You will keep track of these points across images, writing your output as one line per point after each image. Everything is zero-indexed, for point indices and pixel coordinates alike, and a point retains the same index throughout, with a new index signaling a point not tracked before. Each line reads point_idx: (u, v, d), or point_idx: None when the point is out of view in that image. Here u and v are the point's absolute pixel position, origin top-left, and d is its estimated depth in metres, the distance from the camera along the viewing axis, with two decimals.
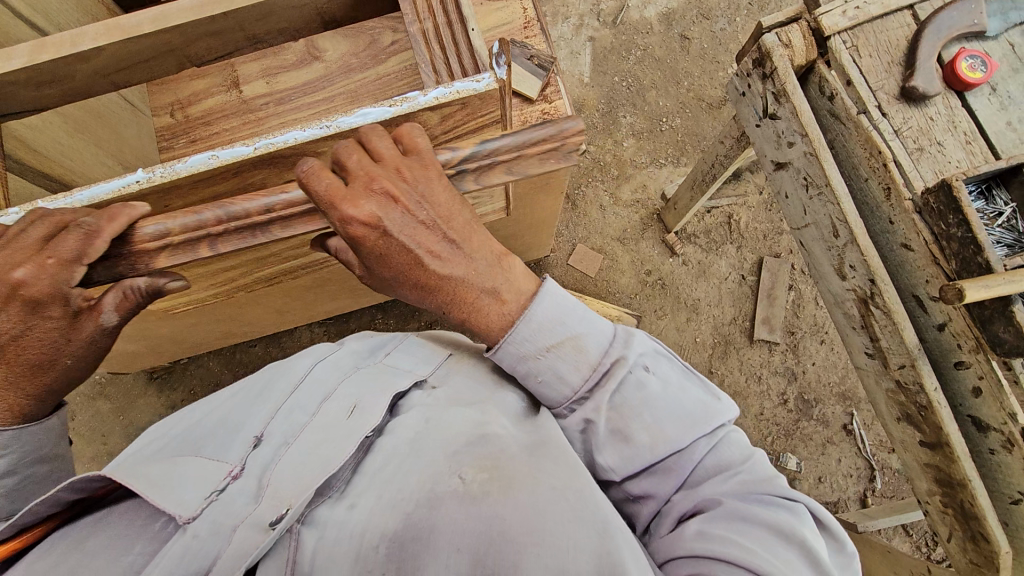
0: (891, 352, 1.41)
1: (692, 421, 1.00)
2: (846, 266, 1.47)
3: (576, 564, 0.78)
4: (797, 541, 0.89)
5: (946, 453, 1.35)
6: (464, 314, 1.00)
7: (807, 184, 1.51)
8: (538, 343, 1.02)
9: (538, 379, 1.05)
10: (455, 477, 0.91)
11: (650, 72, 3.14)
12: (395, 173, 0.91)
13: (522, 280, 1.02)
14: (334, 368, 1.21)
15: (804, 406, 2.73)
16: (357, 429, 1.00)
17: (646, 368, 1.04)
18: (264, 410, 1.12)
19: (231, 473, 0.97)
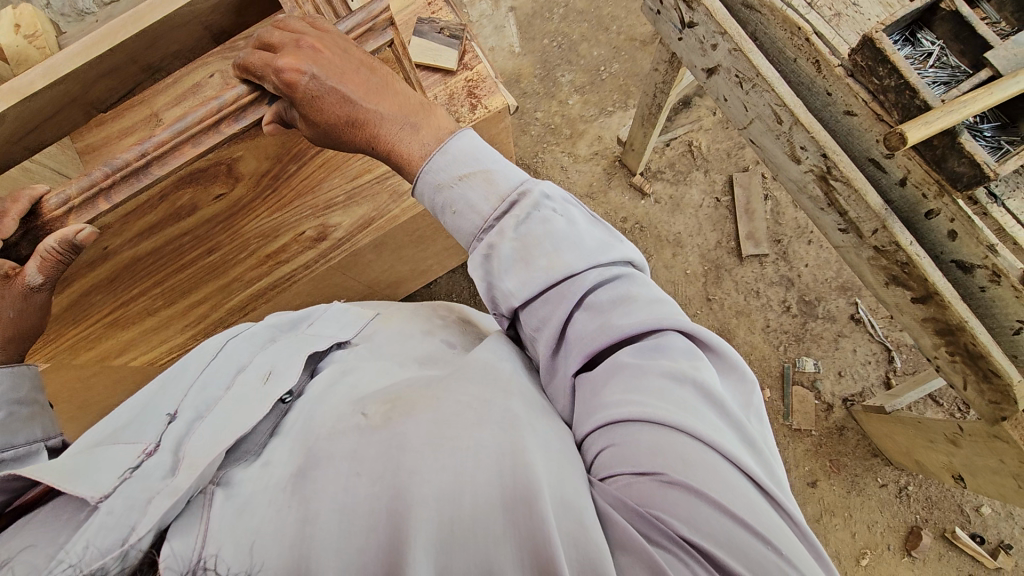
0: (862, 221, 1.41)
1: (591, 253, 0.98)
2: (798, 149, 1.46)
3: (479, 464, 0.78)
4: (696, 377, 0.87)
5: (938, 301, 1.35)
6: (389, 144, 1.04)
7: (740, 80, 1.51)
8: (452, 174, 1.01)
9: (453, 210, 1.02)
10: (358, 415, 0.90)
11: (576, 26, 3.13)
12: (318, 35, 1.07)
13: (440, 120, 1.07)
14: (249, 343, 1.23)
15: (808, 308, 2.73)
16: (271, 393, 1.01)
17: (554, 208, 1.01)
18: (178, 390, 1.10)
19: (145, 450, 0.91)
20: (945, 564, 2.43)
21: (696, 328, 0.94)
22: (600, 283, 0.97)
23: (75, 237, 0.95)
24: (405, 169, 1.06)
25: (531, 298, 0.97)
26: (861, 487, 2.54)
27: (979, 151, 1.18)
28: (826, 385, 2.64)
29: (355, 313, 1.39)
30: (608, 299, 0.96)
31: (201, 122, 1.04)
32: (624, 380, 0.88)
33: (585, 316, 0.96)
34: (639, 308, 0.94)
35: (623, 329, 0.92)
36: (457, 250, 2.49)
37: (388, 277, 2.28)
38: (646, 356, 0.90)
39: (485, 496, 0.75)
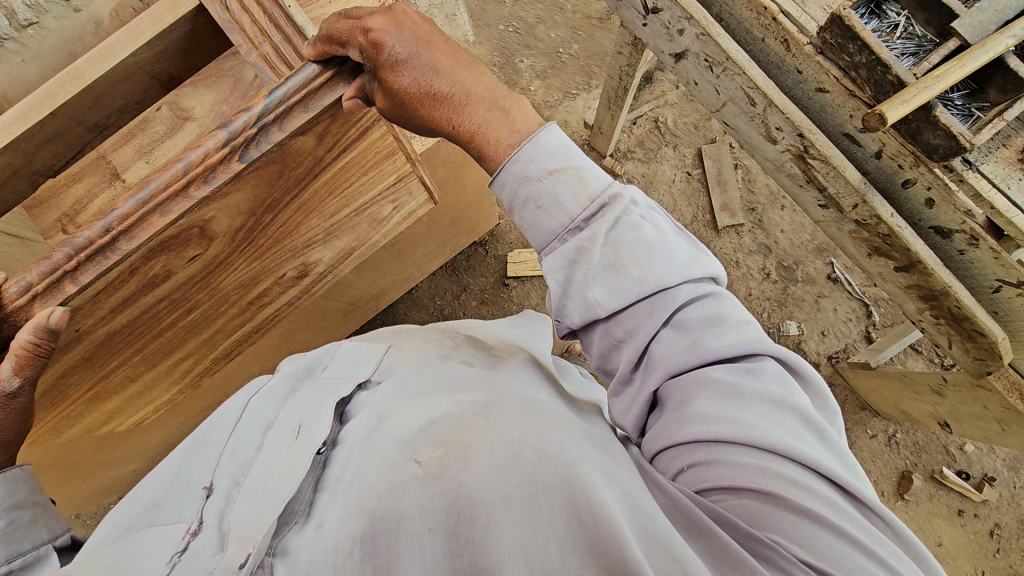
0: (842, 196, 1.41)
1: (683, 265, 0.93)
2: (773, 130, 1.46)
3: (549, 504, 0.74)
4: (791, 400, 0.83)
5: (921, 269, 1.38)
6: (473, 124, 0.97)
7: (710, 64, 1.48)
8: (544, 165, 0.95)
9: (538, 206, 0.95)
10: (413, 464, 0.85)
11: (530, 8, 3.05)
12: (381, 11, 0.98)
13: (530, 111, 0.99)
14: (268, 400, 1.20)
15: (787, 273, 2.78)
16: (306, 449, 0.97)
17: (643, 216, 0.96)
18: (208, 460, 1.06)
19: (188, 529, 0.86)
20: (936, 503, 2.56)
21: (785, 352, 0.90)
22: (691, 289, 0.92)
23: (50, 322, 0.81)
24: (485, 157, 0.98)
25: (620, 307, 0.92)
26: (853, 440, 2.63)
27: (954, 121, 1.19)
28: (812, 346, 2.71)
29: (369, 350, 1.36)
30: (698, 317, 0.91)
31: (166, 191, 0.84)
32: (717, 399, 0.83)
33: (671, 333, 0.90)
34: (727, 328, 0.89)
35: (715, 353, 0.86)
36: (436, 254, 2.45)
37: (370, 291, 2.22)
38: (739, 375, 0.85)
39: (573, 541, 0.71)
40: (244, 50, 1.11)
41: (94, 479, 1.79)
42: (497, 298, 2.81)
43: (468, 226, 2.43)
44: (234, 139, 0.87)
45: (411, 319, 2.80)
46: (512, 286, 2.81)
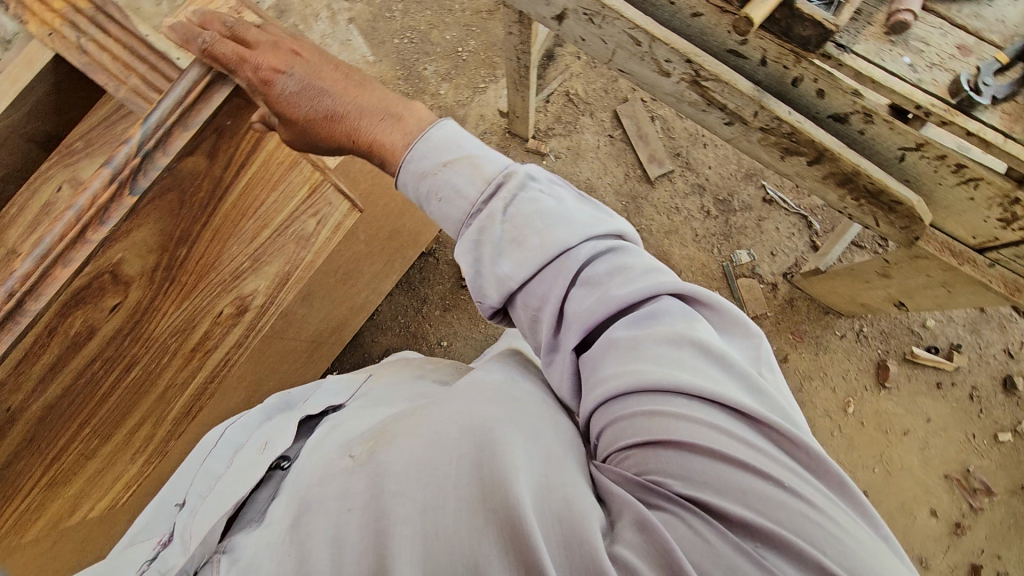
0: (742, 109, 1.49)
1: (581, 226, 0.99)
2: (663, 64, 1.52)
3: (452, 465, 0.84)
4: (693, 337, 0.90)
5: (830, 157, 1.45)
6: (369, 136, 1.10)
7: (590, 17, 1.54)
8: (438, 158, 1.05)
9: (440, 198, 1.04)
10: (347, 458, 0.97)
11: (420, 16, 3.07)
12: (288, 43, 1.09)
13: (424, 113, 1.13)
14: (240, 430, 1.37)
15: (725, 206, 2.87)
16: (268, 455, 1.17)
17: (540, 187, 1.03)
18: (194, 471, 1.31)
19: (159, 542, 1.09)
20: (915, 382, 2.68)
21: (686, 288, 0.96)
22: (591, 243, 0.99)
23: None
24: (387, 161, 1.10)
25: (527, 278, 0.98)
26: (825, 345, 2.73)
27: (816, 9, 1.23)
28: (766, 268, 2.80)
29: (349, 380, 1.50)
30: (604, 268, 0.97)
31: (63, 240, 0.88)
32: (626, 346, 0.90)
33: (582, 283, 0.96)
34: (628, 275, 0.96)
35: (622, 300, 0.92)
36: (386, 271, 2.44)
37: (328, 323, 2.21)
38: (644, 315, 0.93)
39: (466, 497, 0.80)
40: (111, 88, 1.09)
41: None
42: (459, 302, 2.82)
43: (412, 235, 2.43)
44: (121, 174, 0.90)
45: (380, 343, 2.79)
46: None
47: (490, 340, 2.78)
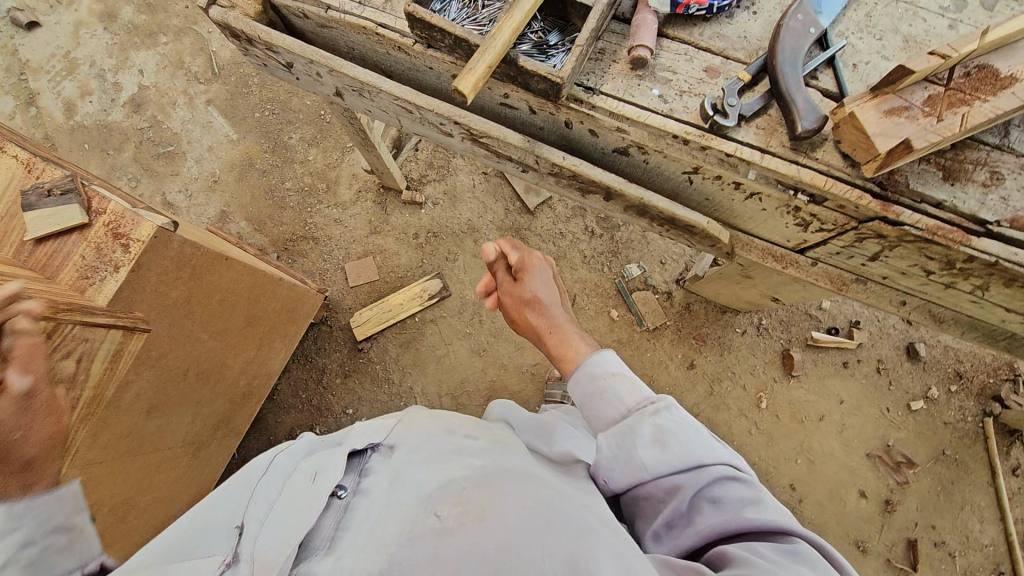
0: (525, 159, 1.46)
1: (717, 459, 1.16)
2: (440, 126, 1.49)
3: (557, 559, 0.88)
4: (790, 547, 1.00)
5: (616, 192, 1.43)
6: (556, 350, 1.62)
7: (358, 91, 1.50)
8: (605, 370, 1.35)
9: (602, 399, 1.31)
10: (432, 516, 0.95)
11: (277, 86, 3.05)
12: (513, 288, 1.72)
13: (579, 342, 1.60)
14: (281, 469, 1.32)
15: (608, 223, 2.85)
16: (322, 490, 1.07)
17: (664, 416, 1.22)
18: (235, 505, 1.24)
19: (223, 562, 1.02)
20: (822, 366, 2.66)
21: (818, 542, 1.04)
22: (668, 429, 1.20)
23: None
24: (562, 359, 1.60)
25: (661, 471, 1.16)
26: (729, 345, 2.71)
27: (540, 65, 1.21)
28: (658, 278, 2.79)
29: (381, 425, 1.38)
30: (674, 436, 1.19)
31: None
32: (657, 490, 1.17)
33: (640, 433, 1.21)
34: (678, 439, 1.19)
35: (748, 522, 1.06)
36: (264, 355, 2.38)
37: (205, 424, 2.15)
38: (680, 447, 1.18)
39: None
40: None
41: None
42: (358, 367, 2.75)
43: (285, 313, 2.36)
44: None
45: (285, 423, 2.70)
46: (367, 348, 2.75)
47: (395, 400, 2.72)
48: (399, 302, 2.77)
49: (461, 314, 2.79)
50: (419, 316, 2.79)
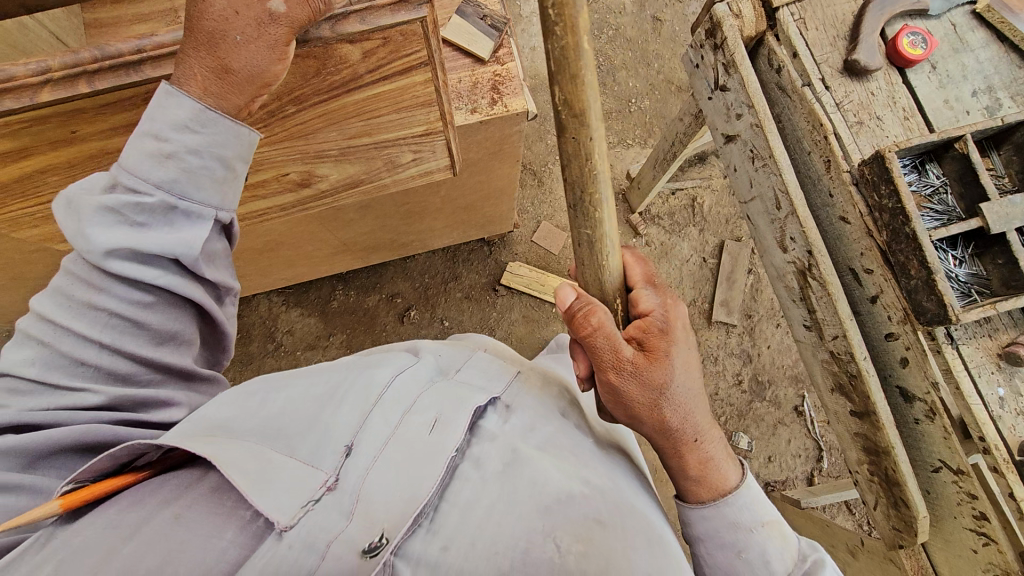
0: (826, 323, 1.42)
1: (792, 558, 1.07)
2: (787, 239, 1.46)
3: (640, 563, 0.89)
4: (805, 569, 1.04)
5: (873, 421, 1.37)
6: (652, 418, 1.09)
7: (753, 156, 1.48)
8: (757, 518, 1.09)
9: (744, 554, 1.08)
10: (550, 544, 0.88)
11: (621, 51, 3.07)
12: (667, 337, 1.10)
13: (659, 358, 1.08)
14: (412, 380, 1.15)
15: (758, 388, 2.73)
16: (441, 450, 0.97)
17: None
18: (354, 412, 1.04)
19: (326, 484, 0.92)
20: None
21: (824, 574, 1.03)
22: (806, 567, 1.04)
23: None
24: (666, 424, 1.10)
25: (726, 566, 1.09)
26: None
27: (949, 291, 1.19)
28: (754, 466, 2.66)
29: (500, 366, 1.31)
30: (753, 484, 1.15)
31: None
32: (726, 556, 1.09)
33: (771, 534, 1.08)
34: (789, 535, 1.10)
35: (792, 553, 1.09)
36: (442, 233, 2.45)
37: (368, 240, 2.24)
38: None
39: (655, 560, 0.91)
40: None
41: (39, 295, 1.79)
42: (480, 299, 2.82)
43: (485, 220, 2.45)
44: (145, 52, 0.92)
45: (395, 284, 2.82)
46: (500, 294, 2.82)
47: None
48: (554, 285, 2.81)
49: None
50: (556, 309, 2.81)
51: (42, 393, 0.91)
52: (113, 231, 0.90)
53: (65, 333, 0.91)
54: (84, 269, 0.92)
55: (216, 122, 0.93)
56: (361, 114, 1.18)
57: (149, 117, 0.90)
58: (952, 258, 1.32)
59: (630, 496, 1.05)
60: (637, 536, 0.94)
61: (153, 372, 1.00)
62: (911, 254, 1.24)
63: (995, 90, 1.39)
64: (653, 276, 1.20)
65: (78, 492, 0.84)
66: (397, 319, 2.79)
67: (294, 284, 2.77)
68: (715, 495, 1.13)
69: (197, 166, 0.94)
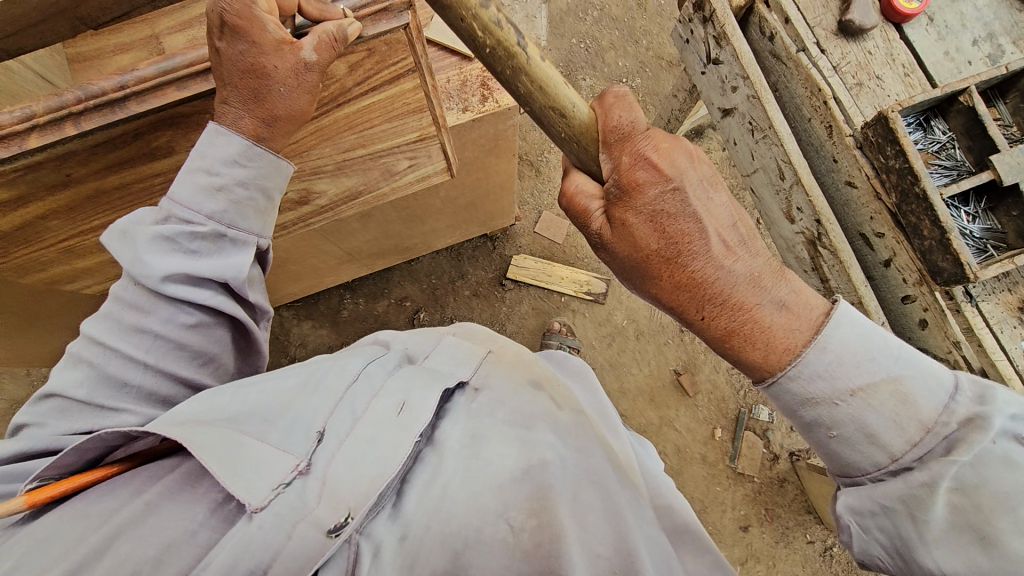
0: (841, 292, 1.39)
1: (922, 424, 0.85)
2: (794, 209, 1.43)
3: (598, 548, 0.86)
4: (946, 434, 0.84)
5: None
6: (655, 295, 0.99)
7: (753, 128, 1.45)
8: (844, 386, 0.88)
9: (835, 433, 0.90)
10: (503, 523, 0.87)
11: (607, 32, 3.02)
12: (632, 206, 0.95)
13: (639, 235, 0.96)
14: (381, 366, 1.14)
15: None
16: (410, 429, 0.96)
17: (1020, 443, 0.80)
18: (323, 398, 1.03)
19: (298, 468, 0.88)
20: None
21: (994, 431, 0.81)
22: (950, 433, 0.83)
23: None
24: (669, 300, 0.98)
25: (840, 445, 0.90)
26: (789, 540, 2.49)
27: (966, 248, 1.17)
28: (777, 436, 2.61)
29: (470, 345, 1.31)
30: (840, 344, 0.88)
31: None
32: (818, 437, 0.92)
33: (874, 400, 0.87)
34: (918, 398, 0.86)
35: (930, 420, 0.85)
36: (445, 233, 2.44)
37: (370, 247, 2.23)
38: (1009, 502, 0.77)
39: (610, 544, 0.87)
40: None
41: (53, 334, 1.81)
42: (489, 295, 2.81)
43: (485, 217, 2.44)
44: (128, 87, 0.92)
45: (403, 288, 2.82)
46: (508, 289, 2.81)
47: None
48: (561, 274, 2.80)
49: (597, 325, 2.76)
50: (565, 298, 2.79)
51: (83, 414, 0.90)
52: (168, 257, 0.92)
53: (109, 355, 0.92)
54: (135, 294, 0.94)
55: (264, 158, 0.98)
56: (353, 128, 1.16)
57: (200, 153, 0.93)
58: (965, 214, 1.30)
59: (593, 461, 1.03)
60: (593, 508, 0.93)
61: (189, 394, 1.00)
62: (921, 214, 1.21)
63: (996, 37, 1.35)
64: (620, 127, 0.95)
65: (44, 489, 0.80)
66: (408, 323, 2.78)
67: (302, 298, 2.78)
68: (768, 370, 0.92)
69: (243, 197, 0.98)
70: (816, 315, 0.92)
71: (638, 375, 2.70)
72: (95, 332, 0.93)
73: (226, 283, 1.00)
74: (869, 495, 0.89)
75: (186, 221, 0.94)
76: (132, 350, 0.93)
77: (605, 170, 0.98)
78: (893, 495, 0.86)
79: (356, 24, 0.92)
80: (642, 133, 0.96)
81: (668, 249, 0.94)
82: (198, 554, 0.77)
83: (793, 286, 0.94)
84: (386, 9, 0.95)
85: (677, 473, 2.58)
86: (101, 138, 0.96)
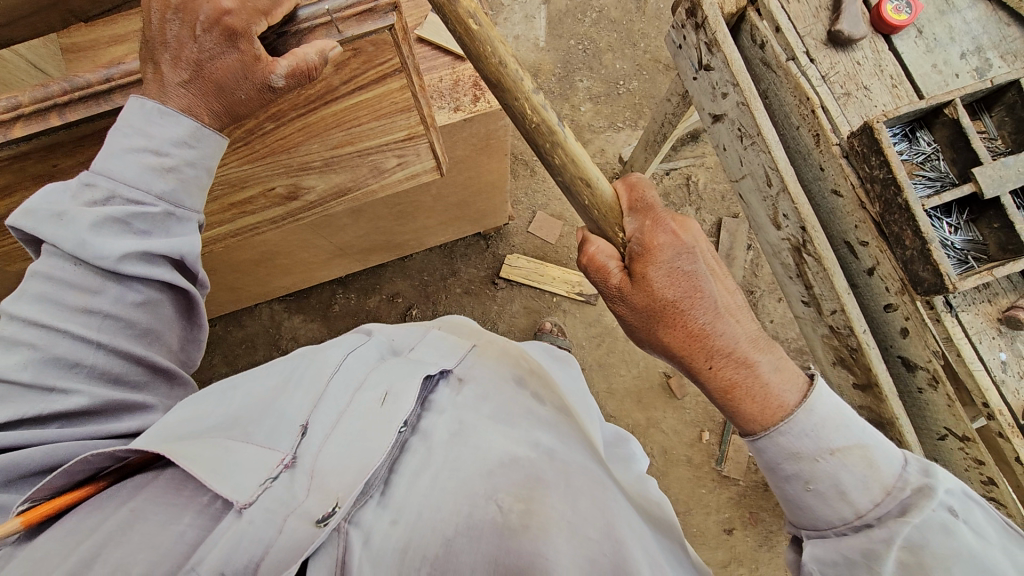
0: (824, 299, 1.40)
1: (883, 488, 0.91)
2: (780, 216, 1.45)
3: (590, 531, 0.87)
4: (903, 499, 0.90)
5: (877, 392, 1.35)
6: (662, 347, 1.08)
7: (742, 135, 1.46)
8: (822, 446, 0.95)
9: (813, 486, 0.95)
10: (492, 505, 0.88)
11: (606, 33, 3.03)
12: (646, 263, 1.06)
13: (657, 287, 1.05)
14: (362, 360, 1.15)
15: None
16: (394, 419, 0.96)
17: (955, 513, 0.86)
18: (306, 397, 1.03)
19: (285, 461, 0.89)
20: None
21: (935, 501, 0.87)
22: (905, 498, 0.90)
23: None
24: (676, 352, 1.07)
25: (813, 496, 0.95)
26: (773, 543, 2.51)
27: (945, 258, 1.18)
28: None
29: (454, 341, 1.32)
30: (824, 410, 0.96)
31: None
32: (794, 488, 0.97)
33: (849, 462, 0.93)
34: (880, 463, 0.93)
35: (888, 484, 0.92)
36: (438, 230, 2.45)
37: (362, 243, 2.23)
38: (948, 563, 0.81)
39: (602, 533, 0.88)
40: None
41: None
42: (481, 293, 2.82)
43: (477, 216, 2.45)
44: (114, 79, 0.94)
45: (395, 284, 2.82)
46: (500, 288, 2.81)
47: None
48: (553, 274, 2.80)
49: (588, 326, 2.77)
50: (557, 298, 2.81)
51: (24, 398, 0.87)
52: (119, 240, 0.92)
53: (58, 335, 0.90)
54: (76, 274, 0.92)
55: (211, 138, 0.98)
56: (342, 125, 1.17)
57: (145, 132, 0.92)
58: (947, 225, 1.32)
59: (579, 458, 1.06)
60: (583, 494, 0.95)
61: (141, 372, 0.99)
62: (904, 225, 1.23)
63: (984, 51, 1.37)
64: (640, 202, 1.12)
65: (39, 507, 0.79)
66: (399, 320, 2.79)
67: (294, 291, 2.79)
68: (761, 425, 0.99)
69: (191, 176, 0.99)
70: (802, 383, 1.00)
71: (627, 377, 2.71)
72: (36, 314, 0.90)
73: (176, 260, 1.01)
74: (834, 547, 0.92)
75: (134, 201, 0.93)
76: (84, 330, 0.91)
77: (624, 235, 1.11)
78: (855, 547, 0.89)
79: (339, 48, 0.93)
80: (658, 206, 1.11)
81: (679, 307, 1.05)
82: (186, 553, 0.75)
83: (781, 353, 1.03)
84: (372, 10, 0.94)
85: (662, 474, 2.60)
86: (86, 130, 0.97)
